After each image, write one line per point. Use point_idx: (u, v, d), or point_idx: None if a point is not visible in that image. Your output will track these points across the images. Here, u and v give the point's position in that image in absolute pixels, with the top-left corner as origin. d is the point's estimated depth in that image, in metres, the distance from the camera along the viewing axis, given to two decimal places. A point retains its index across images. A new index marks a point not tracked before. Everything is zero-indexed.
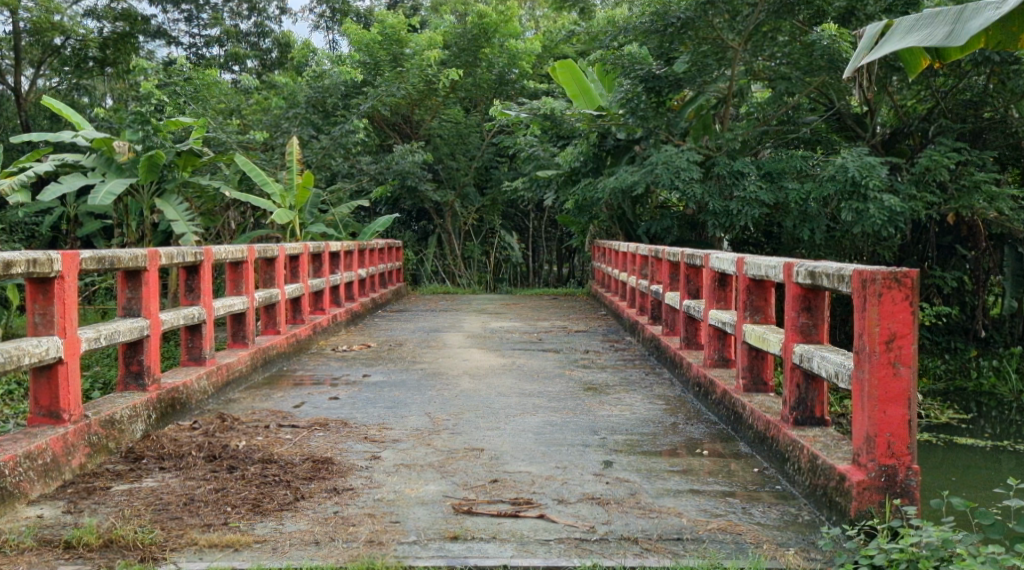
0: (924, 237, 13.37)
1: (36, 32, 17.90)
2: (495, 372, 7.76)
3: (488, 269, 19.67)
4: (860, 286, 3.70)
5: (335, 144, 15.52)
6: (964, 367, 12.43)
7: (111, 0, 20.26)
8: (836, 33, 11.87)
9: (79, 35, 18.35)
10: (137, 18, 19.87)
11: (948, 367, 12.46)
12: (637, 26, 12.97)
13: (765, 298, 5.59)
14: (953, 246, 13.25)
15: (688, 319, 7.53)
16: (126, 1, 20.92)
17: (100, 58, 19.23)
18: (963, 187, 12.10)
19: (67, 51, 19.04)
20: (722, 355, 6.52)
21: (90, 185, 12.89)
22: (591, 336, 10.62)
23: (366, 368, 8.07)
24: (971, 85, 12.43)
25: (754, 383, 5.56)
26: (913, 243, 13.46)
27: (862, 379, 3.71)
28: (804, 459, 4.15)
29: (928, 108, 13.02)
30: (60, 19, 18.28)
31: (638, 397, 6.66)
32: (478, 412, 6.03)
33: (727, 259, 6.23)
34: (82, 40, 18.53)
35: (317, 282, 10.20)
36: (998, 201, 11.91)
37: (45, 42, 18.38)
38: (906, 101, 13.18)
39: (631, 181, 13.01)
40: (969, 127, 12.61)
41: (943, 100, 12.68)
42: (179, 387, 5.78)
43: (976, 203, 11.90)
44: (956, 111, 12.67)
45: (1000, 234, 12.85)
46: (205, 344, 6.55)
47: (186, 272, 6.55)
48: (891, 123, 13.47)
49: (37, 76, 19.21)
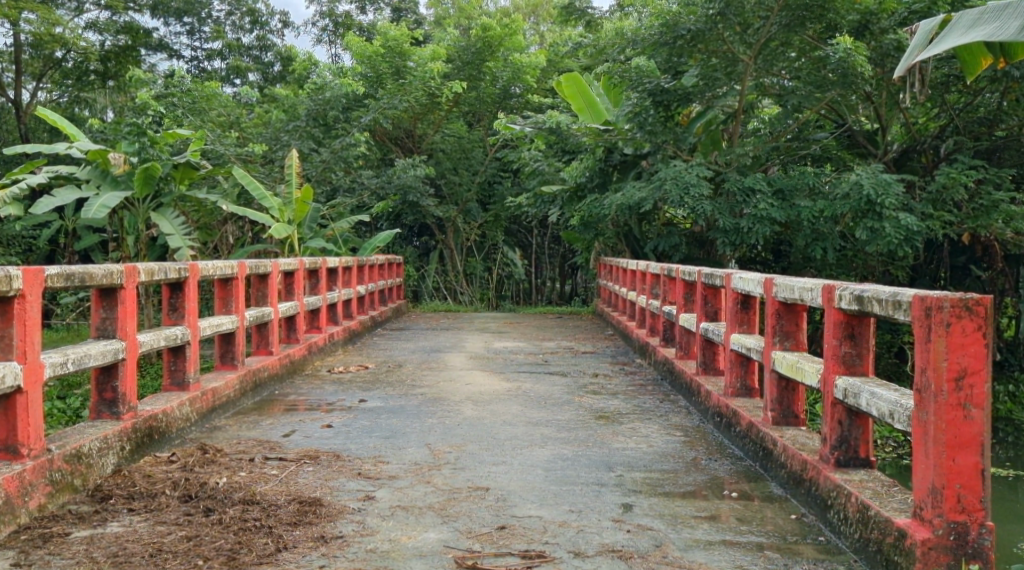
0: (938, 257, 13.37)
1: (37, 44, 17.58)
2: (500, 398, 7.28)
3: (490, 285, 19.14)
4: (923, 315, 3.29)
5: (335, 157, 15.12)
6: None
7: (113, 13, 19.98)
8: (852, 46, 11.43)
9: (80, 48, 18.04)
10: (139, 31, 19.58)
11: None
12: (645, 38, 12.58)
13: (796, 323, 5.12)
14: (967, 266, 13.20)
15: (705, 342, 7.08)
16: (128, 12, 20.61)
17: (102, 71, 18.96)
18: (980, 207, 11.86)
19: (69, 64, 18.76)
20: (745, 384, 6.08)
21: (84, 197, 12.48)
22: (600, 358, 10.16)
23: (362, 392, 7.60)
24: (984, 103, 12.19)
25: (784, 415, 5.09)
26: (926, 263, 13.54)
27: (926, 422, 3.28)
28: (852, 509, 3.71)
29: (940, 126, 12.77)
30: (61, 31, 17.95)
31: (654, 427, 6.19)
32: (482, 444, 5.57)
33: (752, 279, 5.77)
34: (83, 53, 18.21)
35: (312, 299, 9.72)
36: (1017, 222, 11.65)
37: (45, 54, 18.07)
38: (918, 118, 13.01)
39: (639, 197, 12.58)
40: (983, 145, 12.37)
41: (956, 118, 12.47)
42: (159, 415, 5.32)
43: (993, 224, 11.66)
44: (969, 129, 12.46)
45: (1017, 255, 12.75)
46: (190, 367, 6.08)
47: (170, 289, 6.07)
48: (902, 141, 13.30)
49: (37, 88, 18.87)
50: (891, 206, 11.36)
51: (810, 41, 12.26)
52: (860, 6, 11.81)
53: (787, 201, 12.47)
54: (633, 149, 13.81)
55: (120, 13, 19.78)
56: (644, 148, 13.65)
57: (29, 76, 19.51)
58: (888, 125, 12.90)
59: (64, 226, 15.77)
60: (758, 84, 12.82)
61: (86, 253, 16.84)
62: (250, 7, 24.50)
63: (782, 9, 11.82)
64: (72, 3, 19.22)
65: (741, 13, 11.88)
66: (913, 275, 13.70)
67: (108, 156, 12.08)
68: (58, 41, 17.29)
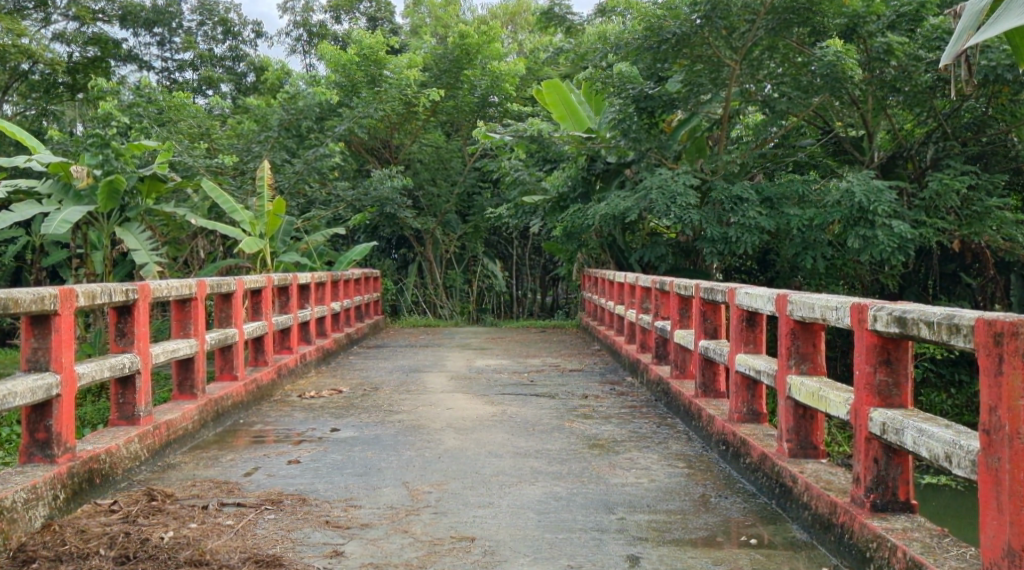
0: (928, 264, 13.42)
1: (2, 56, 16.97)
2: (484, 424, 6.73)
3: (470, 298, 18.60)
4: (991, 342, 2.85)
5: (309, 168, 14.51)
6: (970, 401, 11.54)
7: (82, 23, 19.38)
8: (842, 50, 11.07)
9: (47, 59, 17.44)
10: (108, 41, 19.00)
11: (953, 401, 11.57)
12: (630, 42, 12.03)
13: (813, 344, 4.58)
14: (956, 273, 13.35)
15: (704, 362, 6.55)
16: (96, 23, 20.02)
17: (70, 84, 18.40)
18: (972, 214, 11.71)
19: (36, 76, 18.15)
20: (753, 409, 5.56)
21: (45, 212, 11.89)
22: (588, 377, 9.62)
23: (334, 420, 7.02)
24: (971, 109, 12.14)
25: (801, 447, 4.56)
26: (915, 271, 13.48)
27: (999, 468, 2.84)
28: (901, 566, 3.23)
29: (926, 132, 12.58)
30: (27, 43, 17.35)
31: (654, 457, 5.65)
32: (466, 481, 5.03)
33: (759, 295, 5.23)
34: (50, 64, 17.62)
35: (282, 318, 9.13)
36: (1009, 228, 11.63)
37: (11, 67, 17.47)
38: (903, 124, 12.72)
39: (624, 207, 12.08)
40: (971, 151, 12.30)
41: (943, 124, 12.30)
42: (100, 456, 4.78)
43: (987, 230, 11.57)
44: (956, 135, 12.36)
45: (1006, 262, 12.87)
46: (139, 400, 5.52)
47: (116, 313, 5.50)
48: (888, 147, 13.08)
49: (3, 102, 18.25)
50: (883, 213, 11.09)
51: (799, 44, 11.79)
52: (848, 9, 11.37)
53: (776, 210, 12.05)
54: (615, 157, 13.35)
55: (88, 23, 19.18)
56: (627, 156, 13.20)
57: None
58: (873, 131, 12.84)
59: (29, 243, 15.17)
60: (745, 89, 12.32)
61: (54, 270, 16.22)
62: (222, 17, 23.85)
63: (768, 12, 11.37)
64: (38, 14, 18.62)
65: (727, 16, 11.42)
66: (902, 284, 13.53)
67: (70, 169, 11.45)
68: (23, 53, 16.69)
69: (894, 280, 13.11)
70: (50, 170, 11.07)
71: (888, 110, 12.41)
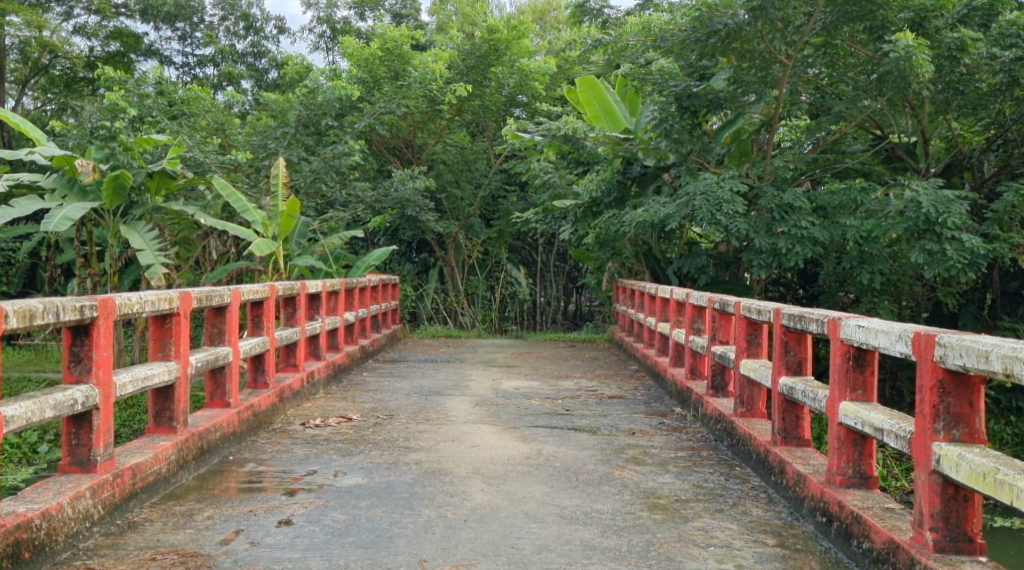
0: (987, 282, 12.19)
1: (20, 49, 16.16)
2: (519, 472, 5.62)
3: (493, 306, 17.39)
4: None
5: (326, 167, 13.34)
6: None
7: (104, 18, 18.51)
8: (913, 44, 9.73)
9: (65, 52, 16.54)
10: (132, 36, 18.26)
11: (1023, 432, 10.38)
12: (675, 34, 10.90)
13: (969, 403, 3.45)
14: (1020, 293, 11.98)
15: (785, 404, 5.42)
16: (118, 17, 19.10)
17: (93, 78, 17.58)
18: None
19: (56, 69, 17.37)
20: (860, 471, 4.44)
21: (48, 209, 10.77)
22: (631, 406, 8.49)
23: (339, 460, 5.91)
24: None
25: (951, 539, 3.45)
26: (973, 289, 12.38)
27: None
28: None
29: (987, 139, 11.52)
30: (46, 35, 16.50)
31: (733, 527, 4.54)
32: (499, 563, 3.96)
33: (883, 329, 4.07)
34: (67, 57, 16.73)
35: (285, 333, 8.04)
36: None
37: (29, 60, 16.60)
38: (959, 132, 11.69)
39: (664, 214, 10.95)
40: None
41: (1009, 129, 11.11)
42: (29, 523, 3.79)
43: None
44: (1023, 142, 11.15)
45: None
46: (97, 442, 4.47)
47: (71, 334, 4.44)
48: (942, 155, 11.96)
49: (22, 95, 17.42)
50: (952, 225, 9.91)
51: (855, 42, 10.62)
52: (914, 2, 10.24)
53: (829, 221, 10.93)
54: (655, 159, 12.22)
55: (110, 16, 18.27)
56: (668, 159, 12.06)
57: (12, 84, 17.98)
58: (930, 137, 11.63)
59: (43, 240, 14.25)
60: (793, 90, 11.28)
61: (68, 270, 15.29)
62: (244, 12, 22.79)
63: (828, 6, 10.18)
64: (59, 7, 17.72)
65: (783, 7, 10.22)
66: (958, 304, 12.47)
67: (76, 162, 10.37)
68: (42, 46, 15.84)
69: (952, 299, 11.89)
70: (53, 164, 9.98)
71: (948, 115, 11.24)
